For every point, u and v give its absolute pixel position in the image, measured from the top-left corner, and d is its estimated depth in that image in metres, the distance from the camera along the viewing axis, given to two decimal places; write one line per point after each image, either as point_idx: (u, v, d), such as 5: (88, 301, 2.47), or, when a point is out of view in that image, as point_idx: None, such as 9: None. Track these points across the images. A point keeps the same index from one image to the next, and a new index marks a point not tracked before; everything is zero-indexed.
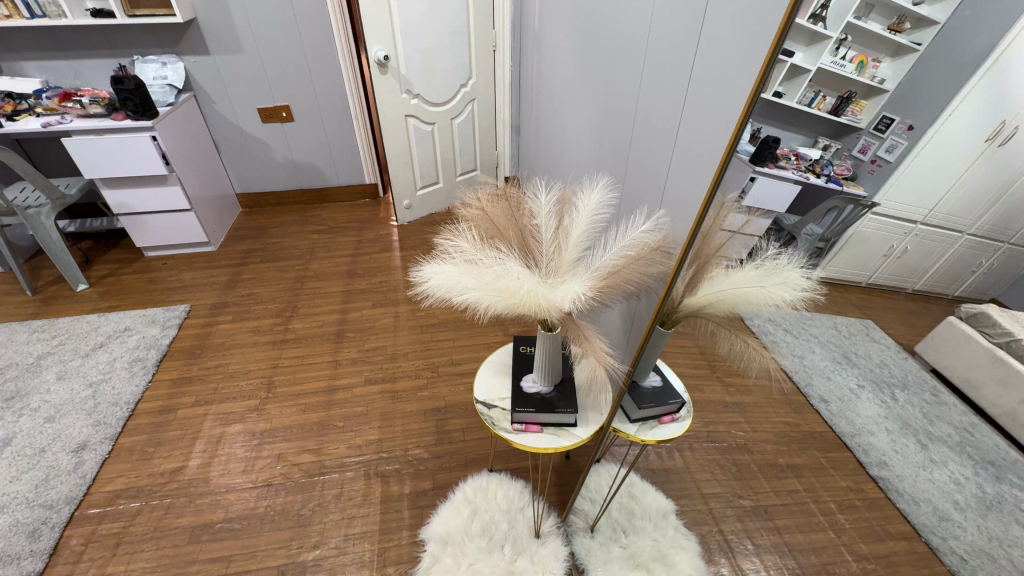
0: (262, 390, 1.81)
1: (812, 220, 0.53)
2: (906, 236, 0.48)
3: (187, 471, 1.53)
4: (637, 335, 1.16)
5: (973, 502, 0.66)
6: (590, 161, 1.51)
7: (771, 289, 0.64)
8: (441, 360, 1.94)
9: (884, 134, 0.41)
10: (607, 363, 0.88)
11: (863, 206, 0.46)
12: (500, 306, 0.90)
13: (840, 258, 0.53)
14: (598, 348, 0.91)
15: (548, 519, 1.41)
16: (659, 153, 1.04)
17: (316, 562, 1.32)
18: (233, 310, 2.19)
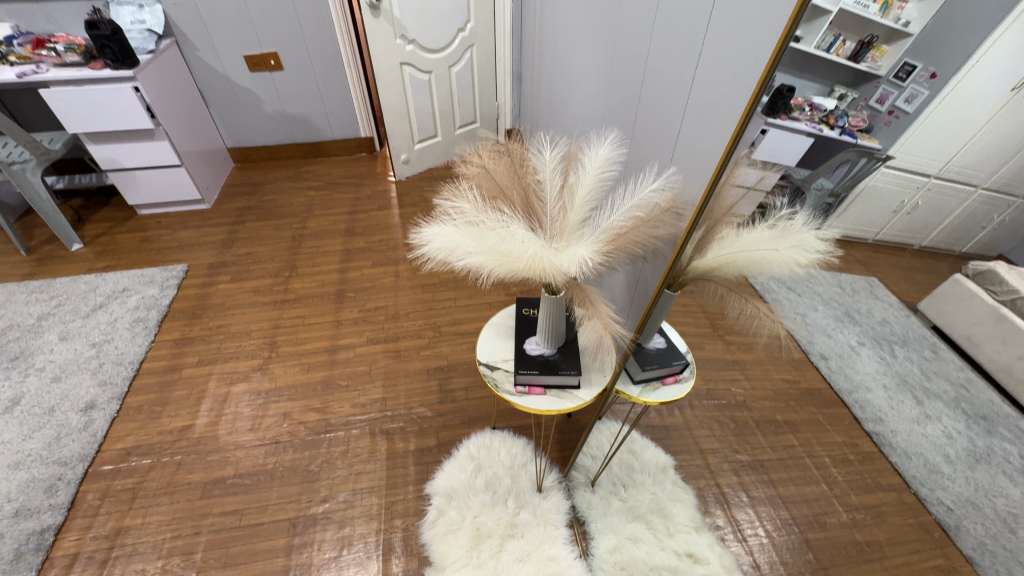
0: (265, 350, 1.81)
1: (822, 175, 0.51)
2: (919, 191, 0.47)
3: (195, 430, 1.56)
4: (643, 297, 1.14)
5: (961, 454, 0.78)
6: (597, 112, 1.43)
7: (783, 252, 0.60)
8: (443, 320, 1.93)
9: (904, 83, 0.38)
10: (613, 330, 0.86)
11: (876, 159, 0.44)
12: (503, 270, 0.87)
13: (851, 214, 0.52)
14: (604, 314, 0.88)
15: (550, 474, 1.45)
16: (670, 105, 0.98)
17: (326, 515, 1.36)
18: (232, 270, 2.16)
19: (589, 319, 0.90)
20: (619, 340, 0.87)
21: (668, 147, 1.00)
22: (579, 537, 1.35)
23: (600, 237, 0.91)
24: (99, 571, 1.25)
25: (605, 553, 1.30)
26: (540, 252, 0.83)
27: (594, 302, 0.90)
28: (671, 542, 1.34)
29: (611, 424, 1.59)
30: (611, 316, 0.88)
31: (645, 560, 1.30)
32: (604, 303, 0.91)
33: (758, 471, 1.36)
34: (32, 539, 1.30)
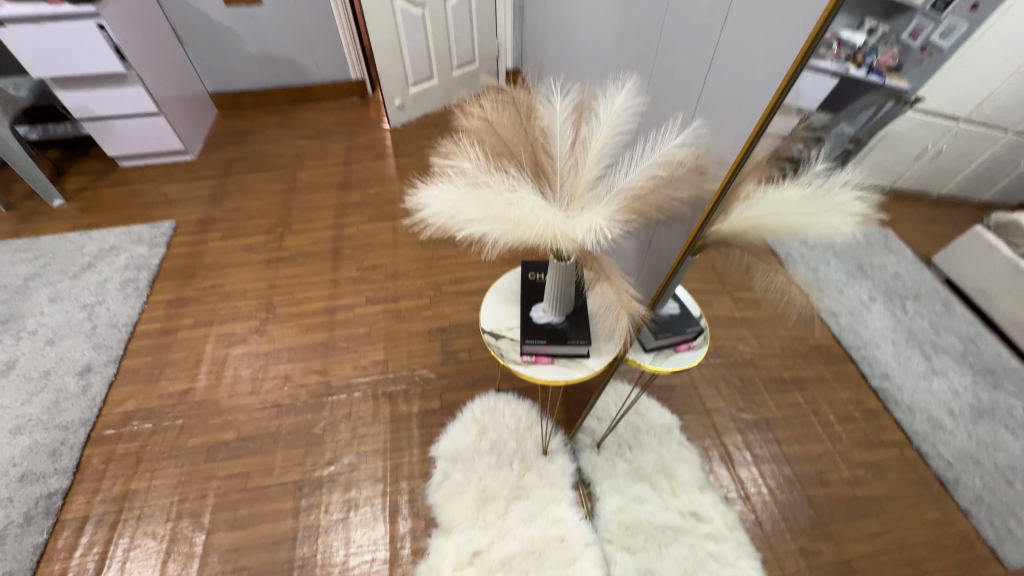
0: (262, 311, 1.75)
1: (843, 121, 0.50)
2: (944, 135, 0.48)
3: (195, 393, 1.54)
4: (661, 262, 1.06)
5: (964, 411, 0.77)
6: (611, 53, 1.29)
7: (822, 217, 0.57)
8: (444, 279, 1.85)
9: (942, 15, 0.39)
10: (630, 305, 0.80)
11: (904, 101, 0.45)
12: (509, 240, 0.79)
13: (872, 159, 0.51)
14: (620, 286, 0.81)
15: (556, 436, 1.43)
16: (699, 46, 0.85)
17: (331, 477, 1.36)
18: (222, 226, 2.06)
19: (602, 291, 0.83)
20: (635, 316, 0.81)
21: (694, 94, 0.89)
22: (584, 498, 1.34)
23: (619, 201, 0.81)
24: (110, 533, 1.27)
25: (610, 514, 1.30)
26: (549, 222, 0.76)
27: (609, 271, 0.83)
28: (675, 501, 1.35)
29: (619, 385, 1.54)
30: (629, 287, 0.82)
31: (649, 519, 1.31)
32: (618, 271, 0.84)
33: (760, 430, 1.43)
34: (41, 502, 1.31)
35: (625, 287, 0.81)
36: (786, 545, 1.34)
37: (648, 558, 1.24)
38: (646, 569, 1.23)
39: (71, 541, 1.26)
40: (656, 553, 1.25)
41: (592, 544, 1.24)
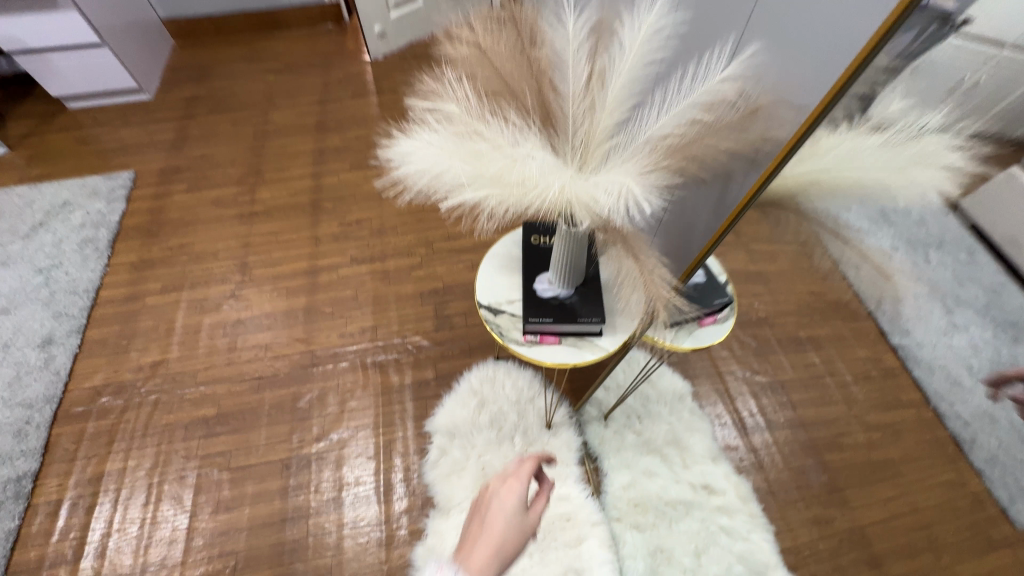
0: (236, 274, 1.59)
1: (873, 57, 0.42)
2: (986, 64, 0.41)
3: (168, 365, 1.42)
4: (693, 227, 0.89)
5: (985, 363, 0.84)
6: None
7: (903, 175, 0.48)
8: (436, 235, 1.68)
9: None
10: (664, 295, 0.65)
11: (953, 24, 0.38)
12: (507, 210, 0.64)
13: (908, 95, 0.44)
14: (648, 268, 0.66)
15: (561, 408, 1.33)
16: None
17: (321, 455, 1.27)
18: (187, 176, 1.85)
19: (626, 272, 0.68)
20: (666, 307, 0.66)
21: None
22: (590, 474, 1.26)
23: (650, 158, 0.64)
24: (87, 518, 1.19)
25: (619, 490, 1.23)
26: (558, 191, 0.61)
27: (636, 249, 0.67)
28: (686, 474, 1.27)
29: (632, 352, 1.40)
30: (659, 270, 0.66)
31: (659, 494, 1.24)
32: (647, 247, 0.68)
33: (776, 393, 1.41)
34: (10, 487, 1.22)
35: (653, 269, 0.66)
36: (797, 513, 1.30)
37: (658, 536, 1.19)
38: (656, 546, 1.17)
39: (45, 526, 1.19)
40: (666, 530, 1.20)
41: (599, 524, 1.18)
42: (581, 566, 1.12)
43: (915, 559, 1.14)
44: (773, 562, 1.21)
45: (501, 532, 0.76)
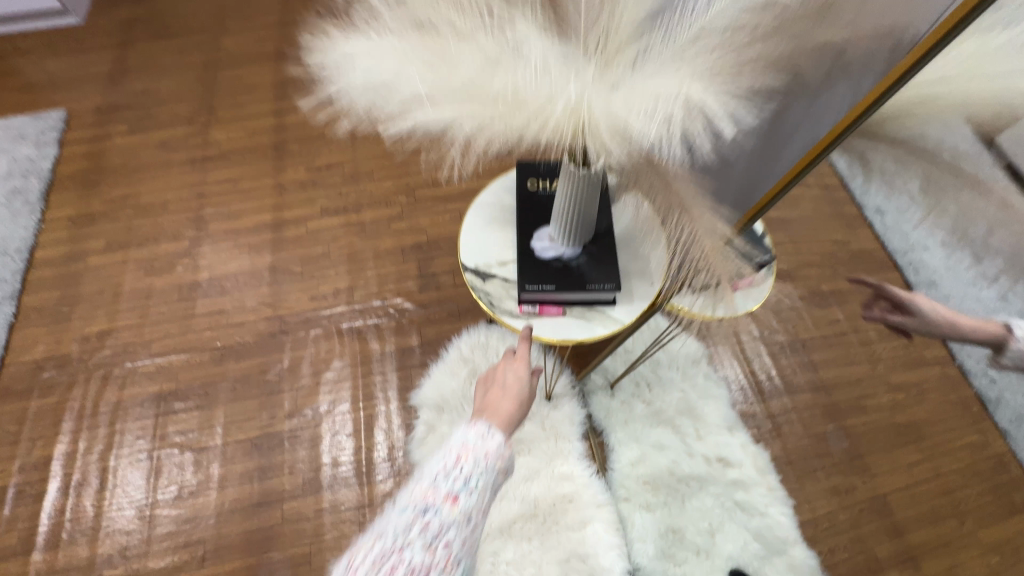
0: (191, 229, 1.39)
1: None
2: None
3: (118, 334, 1.25)
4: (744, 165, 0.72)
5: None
6: None
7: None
8: (418, 181, 1.46)
9: None
10: (722, 263, 0.49)
11: None
12: (492, 139, 0.49)
13: None
14: (697, 215, 0.48)
15: (562, 378, 1.21)
16: None
17: (294, 433, 1.14)
18: (128, 115, 1.60)
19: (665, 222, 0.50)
20: (720, 268, 0.50)
21: None
22: (595, 450, 1.15)
23: (716, 53, 0.44)
24: (36, 506, 1.07)
25: (627, 467, 1.13)
26: (568, 111, 0.47)
27: (680, 190, 0.48)
28: (700, 446, 1.14)
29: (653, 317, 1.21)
30: (712, 216, 0.48)
31: (670, 469, 1.12)
32: (690, 183, 0.48)
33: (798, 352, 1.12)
34: None
35: (706, 215, 0.48)
36: (817, 483, 1.08)
37: (669, 515, 1.09)
38: (668, 526, 1.07)
39: None
40: (677, 508, 1.09)
41: (606, 505, 1.08)
42: (586, 551, 1.04)
43: (938, 525, 0.88)
44: (793, 538, 1.07)
45: (520, 393, 0.77)
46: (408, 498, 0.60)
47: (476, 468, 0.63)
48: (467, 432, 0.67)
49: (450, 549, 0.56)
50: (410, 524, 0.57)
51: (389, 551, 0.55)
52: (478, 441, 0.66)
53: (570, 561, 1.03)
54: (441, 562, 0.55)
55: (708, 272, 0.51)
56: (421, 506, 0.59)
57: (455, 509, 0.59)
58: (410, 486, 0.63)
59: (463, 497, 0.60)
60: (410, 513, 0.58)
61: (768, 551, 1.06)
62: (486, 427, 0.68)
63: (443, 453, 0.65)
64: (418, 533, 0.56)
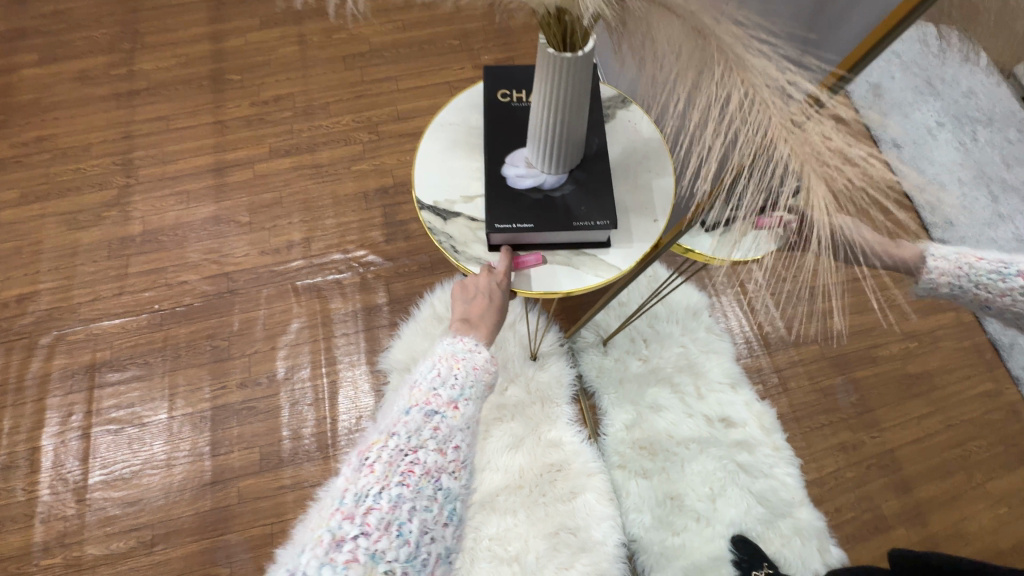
0: (118, 175, 1.20)
1: None
2: None
3: (40, 299, 1.09)
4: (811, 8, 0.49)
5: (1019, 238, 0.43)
6: None
7: None
8: (381, 114, 1.26)
9: None
10: (807, 137, 0.32)
11: None
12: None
13: None
14: (752, 68, 0.34)
15: (550, 334, 1.08)
16: None
17: (248, 404, 1.01)
18: (38, 43, 1.36)
19: (702, 88, 0.37)
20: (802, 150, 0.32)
21: None
22: (587, 414, 1.05)
23: None
24: None
25: (621, 432, 1.02)
26: None
27: (724, 38, 0.35)
28: (700, 406, 1.01)
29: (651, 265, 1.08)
30: (775, 66, 0.34)
31: (669, 432, 1.01)
32: (737, 24, 0.35)
33: None
34: None
35: (763, 68, 0.34)
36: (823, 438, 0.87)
37: (667, 481, 0.98)
38: (666, 493, 0.97)
39: None
40: (676, 474, 0.98)
41: (598, 474, 0.99)
42: (576, 524, 0.95)
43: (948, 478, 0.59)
44: (800, 499, 0.91)
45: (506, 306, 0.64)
46: (410, 400, 0.56)
47: (472, 376, 0.59)
48: (456, 343, 0.61)
49: (458, 452, 0.54)
50: (420, 424, 0.54)
51: (406, 446, 0.52)
52: (467, 352, 0.60)
53: (559, 535, 0.94)
54: (451, 462, 0.53)
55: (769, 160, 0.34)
56: (426, 409, 0.55)
57: (458, 414, 0.56)
58: (406, 391, 0.59)
59: (465, 403, 0.57)
60: (418, 415, 0.54)
61: (773, 515, 0.92)
62: (474, 340, 0.62)
63: (434, 359, 0.60)
64: (429, 434, 0.53)
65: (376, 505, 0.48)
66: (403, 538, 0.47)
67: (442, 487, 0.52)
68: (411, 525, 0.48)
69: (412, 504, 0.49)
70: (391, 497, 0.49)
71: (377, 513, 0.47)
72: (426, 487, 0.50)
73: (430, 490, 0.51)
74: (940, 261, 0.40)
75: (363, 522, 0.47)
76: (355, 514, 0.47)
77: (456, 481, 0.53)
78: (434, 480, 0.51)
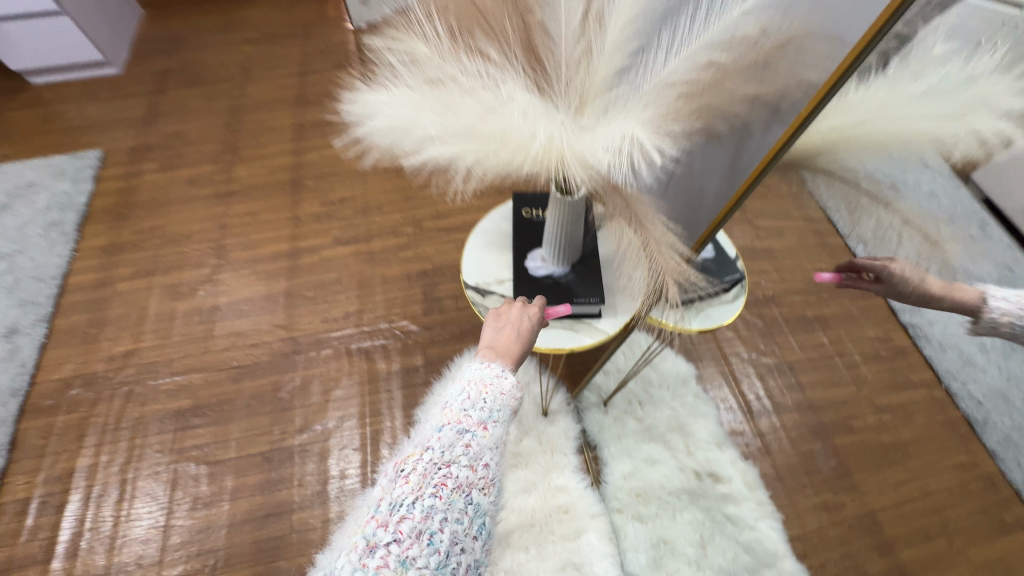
0: (213, 257, 1.50)
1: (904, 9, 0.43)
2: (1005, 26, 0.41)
3: (142, 354, 1.33)
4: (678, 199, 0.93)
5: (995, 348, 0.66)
6: None
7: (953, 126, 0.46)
8: (424, 213, 1.57)
9: None
10: (680, 272, 0.62)
11: None
12: (484, 169, 0.60)
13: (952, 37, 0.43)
14: (654, 233, 0.62)
15: (558, 394, 1.28)
16: None
17: (305, 447, 1.20)
18: (159, 155, 1.75)
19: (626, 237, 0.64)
20: (676, 279, 0.62)
21: None
22: (590, 463, 1.21)
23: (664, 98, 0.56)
24: (58, 516, 1.13)
25: (620, 480, 1.18)
26: (541, 147, 0.56)
27: (639, 213, 0.62)
28: (690, 461, 1.18)
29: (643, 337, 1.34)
30: (663, 233, 0.62)
31: (661, 483, 1.16)
32: (648, 208, 0.63)
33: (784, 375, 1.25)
34: None
35: (660, 234, 0.62)
36: (806, 498, 1.15)
37: (661, 527, 1.12)
38: (659, 537, 1.11)
39: (13, 526, 1.12)
40: (668, 520, 1.13)
41: (599, 516, 1.13)
42: (581, 560, 1.08)
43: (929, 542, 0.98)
44: (783, 552, 1.09)
45: (530, 340, 0.74)
46: (443, 420, 0.61)
47: (500, 400, 0.64)
48: (483, 369, 0.68)
49: (488, 470, 0.58)
50: (453, 441, 0.58)
51: (439, 462, 0.56)
52: (494, 378, 0.66)
53: (566, 570, 1.07)
54: (481, 478, 0.57)
55: (664, 287, 0.63)
56: (458, 427, 0.59)
57: (488, 434, 0.60)
58: (438, 412, 0.64)
59: (493, 424, 0.61)
60: (450, 433, 0.59)
61: (759, 564, 1.08)
62: (500, 367, 0.68)
63: (464, 383, 0.66)
64: (461, 450, 0.57)
65: (409, 515, 0.51)
66: (433, 547, 0.51)
67: (472, 502, 0.55)
68: (441, 535, 0.51)
69: (444, 515, 0.52)
70: (423, 507, 0.52)
71: (410, 522, 0.51)
72: (457, 501, 0.54)
73: (461, 504, 0.54)
74: (1000, 301, 0.54)
75: (395, 530, 0.50)
76: (389, 522, 0.51)
77: (484, 496, 0.56)
78: (465, 494, 0.55)
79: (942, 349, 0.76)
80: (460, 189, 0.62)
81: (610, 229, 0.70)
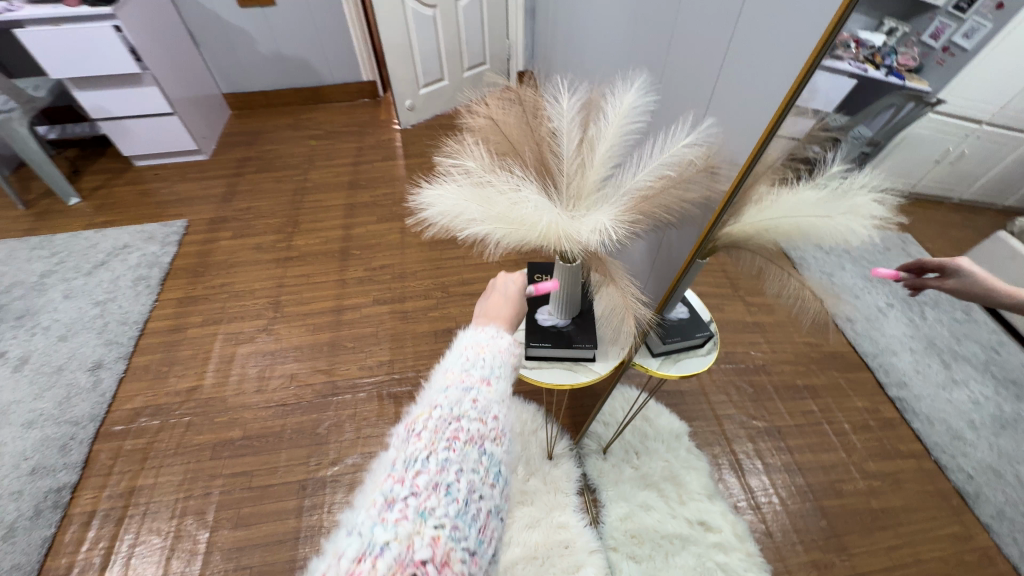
0: (270, 310, 1.76)
1: (861, 123, 0.49)
2: (966, 138, 0.46)
3: (203, 391, 1.55)
4: (660, 270, 1.19)
5: (987, 421, 0.64)
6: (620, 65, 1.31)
7: (837, 219, 0.55)
8: (452, 280, 1.83)
9: (934, 46, 0.41)
10: (640, 312, 0.82)
11: (925, 103, 0.45)
12: (505, 240, 0.82)
13: (891, 160, 0.50)
14: (624, 287, 0.84)
15: (561, 441, 1.45)
16: (693, 91, 0.91)
17: (336, 477, 1.36)
18: (233, 226, 2.08)
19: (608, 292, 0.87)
20: (636, 316, 0.82)
21: (701, 101, 0.89)
22: (589, 505, 1.35)
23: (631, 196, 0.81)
24: (117, 528, 1.28)
25: (616, 521, 1.29)
26: (545, 224, 0.78)
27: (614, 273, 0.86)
28: (683, 509, 1.27)
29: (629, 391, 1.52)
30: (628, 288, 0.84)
31: (655, 527, 1.26)
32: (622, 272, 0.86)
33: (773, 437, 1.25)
34: (50, 497, 1.32)
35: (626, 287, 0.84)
36: (797, 556, 1.15)
37: (653, 568, 1.20)
38: None
39: (77, 535, 1.27)
40: (661, 563, 1.21)
41: (596, 552, 1.24)
42: None
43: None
44: None
45: (517, 305, 0.90)
46: (447, 382, 0.70)
47: (497, 359, 0.75)
48: (479, 334, 0.78)
49: (497, 421, 0.66)
50: (460, 398, 0.66)
51: (449, 417, 0.63)
52: (490, 341, 0.77)
53: None
54: (492, 429, 0.64)
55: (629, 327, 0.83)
56: (464, 386, 0.68)
57: (491, 389, 0.69)
58: (440, 376, 0.72)
59: (495, 381, 0.71)
60: (455, 392, 0.67)
61: None
62: (494, 329, 0.80)
63: (462, 349, 0.76)
64: (469, 406, 0.65)
65: (426, 469, 0.57)
66: (451, 495, 0.56)
67: (485, 452, 0.62)
68: (458, 483, 0.57)
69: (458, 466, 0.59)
70: (439, 461, 0.58)
71: (426, 475, 0.57)
72: (471, 452, 0.61)
73: (474, 455, 0.61)
74: None
75: (413, 484, 0.56)
76: (406, 477, 0.56)
77: (497, 445, 0.64)
78: (477, 446, 0.62)
79: (928, 423, 0.74)
80: (491, 252, 0.84)
81: (597, 292, 0.93)
